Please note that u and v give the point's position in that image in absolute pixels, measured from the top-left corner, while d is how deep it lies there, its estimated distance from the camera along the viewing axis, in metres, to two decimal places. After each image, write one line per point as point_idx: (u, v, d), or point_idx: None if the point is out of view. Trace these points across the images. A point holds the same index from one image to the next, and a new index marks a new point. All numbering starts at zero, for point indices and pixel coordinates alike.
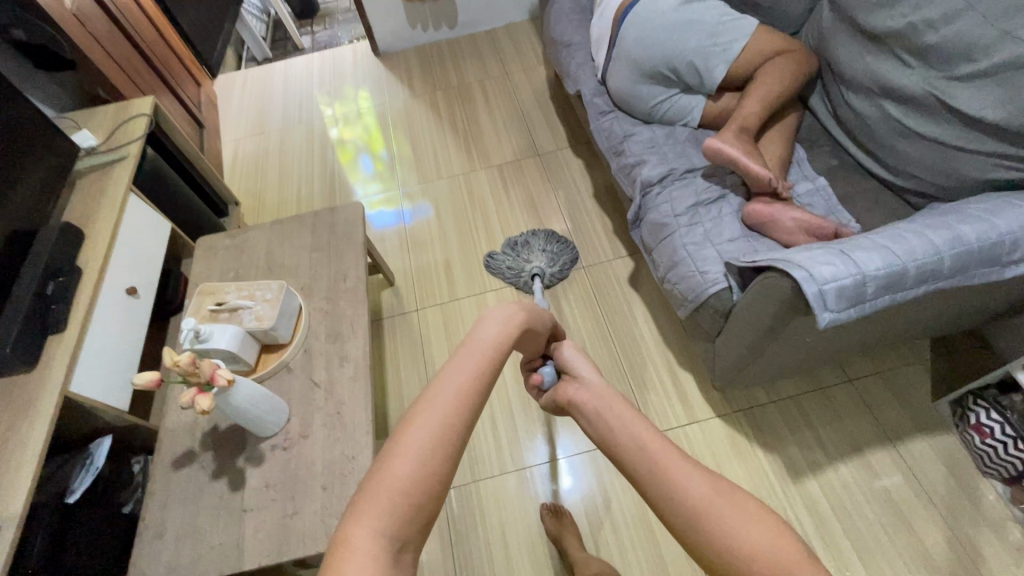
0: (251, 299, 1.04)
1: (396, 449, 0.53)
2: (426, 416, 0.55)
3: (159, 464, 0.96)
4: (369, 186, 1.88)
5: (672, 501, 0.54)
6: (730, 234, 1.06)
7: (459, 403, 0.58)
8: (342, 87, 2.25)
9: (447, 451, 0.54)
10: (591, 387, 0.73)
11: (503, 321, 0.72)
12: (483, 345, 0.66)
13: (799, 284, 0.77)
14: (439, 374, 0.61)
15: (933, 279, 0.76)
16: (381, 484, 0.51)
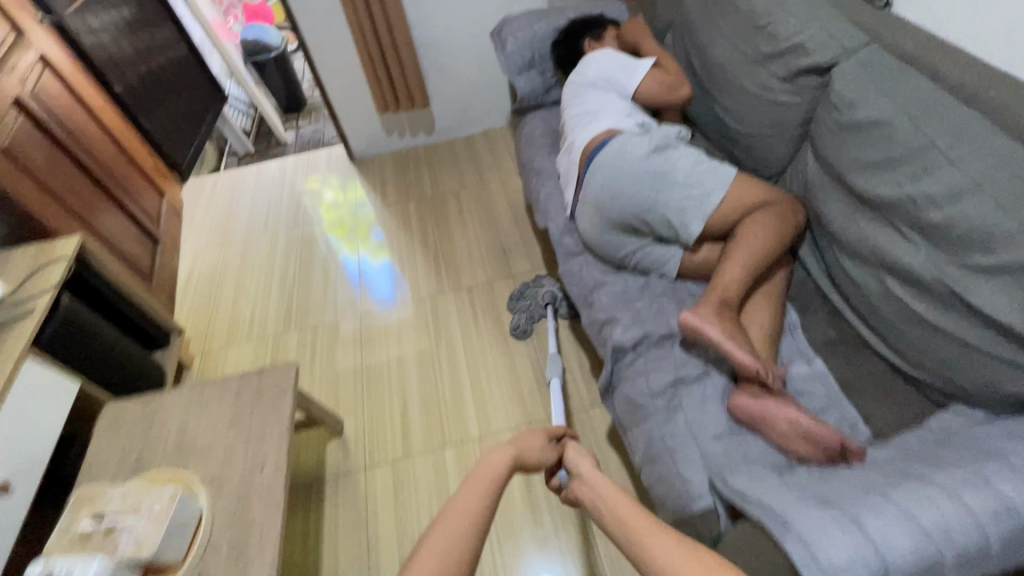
0: (136, 513, 0.85)
1: (422, 550, 0.69)
2: (437, 539, 0.70)
3: None
4: (349, 271, 1.83)
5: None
6: (713, 428, 0.89)
7: (466, 525, 0.72)
8: (339, 170, 2.24)
9: (464, 559, 0.69)
10: (592, 483, 0.81)
11: (502, 451, 0.84)
12: (485, 473, 0.81)
13: (799, 569, 0.58)
14: (447, 504, 0.75)
15: (976, 564, 0.58)
16: None
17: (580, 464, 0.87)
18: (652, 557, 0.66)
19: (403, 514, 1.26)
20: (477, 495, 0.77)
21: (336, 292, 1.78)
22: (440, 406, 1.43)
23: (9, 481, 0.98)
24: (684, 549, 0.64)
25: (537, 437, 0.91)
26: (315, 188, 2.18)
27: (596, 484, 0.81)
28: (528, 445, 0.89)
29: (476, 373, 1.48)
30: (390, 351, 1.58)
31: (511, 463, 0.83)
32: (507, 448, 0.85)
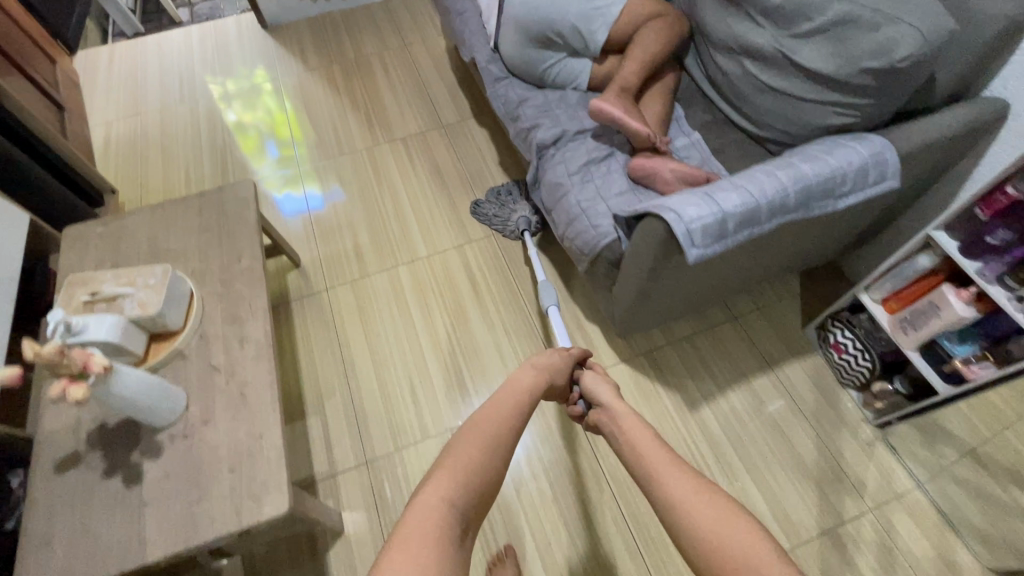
0: (133, 285, 0.97)
1: (470, 434, 0.78)
2: (475, 438, 0.77)
3: (40, 470, 0.89)
4: (274, 176, 1.75)
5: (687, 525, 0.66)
6: (618, 188, 1.13)
7: (503, 429, 0.80)
8: (234, 66, 2.06)
9: (495, 453, 0.76)
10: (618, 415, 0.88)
11: (529, 373, 0.94)
12: (520, 395, 0.88)
13: (669, 225, 0.84)
14: (485, 410, 0.83)
15: (780, 212, 0.86)
16: (451, 464, 0.73)
17: (602, 394, 0.95)
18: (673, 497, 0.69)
19: (367, 320, 1.45)
20: (508, 404, 0.86)
21: (267, 190, 1.72)
22: (389, 237, 1.59)
23: None
24: (691, 482, 0.70)
25: (558, 361, 1.00)
26: (223, 86, 2.00)
27: (617, 411, 0.90)
28: (552, 370, 0.98)
29: (419, 208, 1.64)
30: (333, 198, 1.69)
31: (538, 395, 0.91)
32: (534, 372, 0.95)
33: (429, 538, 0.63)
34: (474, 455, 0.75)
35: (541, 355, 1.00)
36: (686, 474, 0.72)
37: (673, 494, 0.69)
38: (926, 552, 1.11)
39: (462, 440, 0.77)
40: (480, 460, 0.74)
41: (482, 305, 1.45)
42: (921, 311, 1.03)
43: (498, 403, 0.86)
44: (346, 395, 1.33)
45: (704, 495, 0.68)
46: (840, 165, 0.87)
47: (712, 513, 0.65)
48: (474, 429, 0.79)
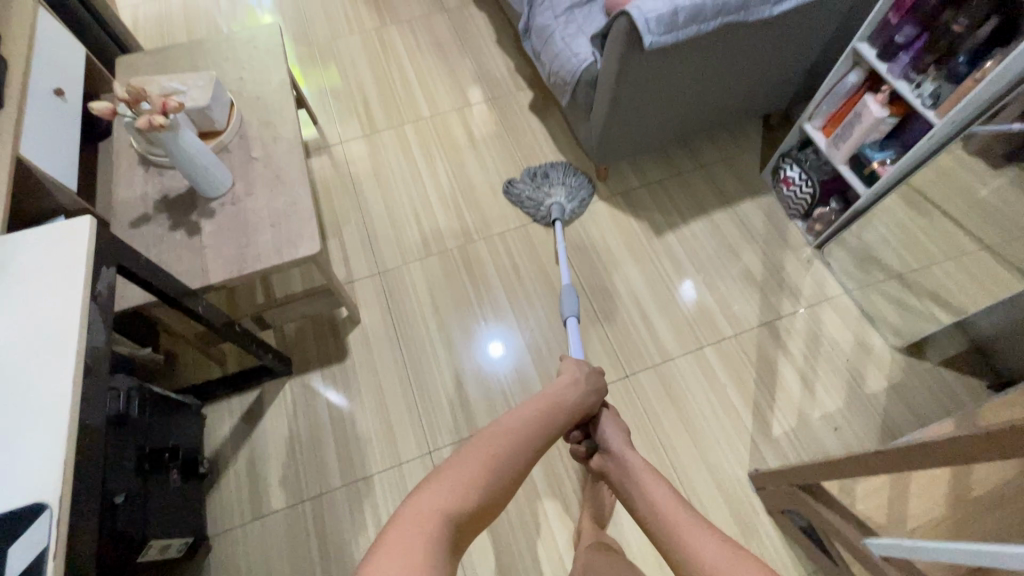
0: (184, 85, 1.15)
1: (483, 442, 0.74)
2: (486, 450, 0.72)
3: (118, 226, 1.10)
4: (311, 90, 1.81)
5: None
6: (598, 24, 1.30)
7: (519, 448, 0.76)
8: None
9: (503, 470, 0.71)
10: (633, 465, 0.82)
11: (561, 390, 0.89)
12: (548, 416, 0.84)
13: (631, 19, 1.02)
14: (505, 421, 0.79)
15: (723, 11, 1.04)
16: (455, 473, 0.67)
17: (615, 441, 0.89)
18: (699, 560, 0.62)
19: (377, 167, 1.64)
20: (531, 425, 0.80)
21: (313, 104, 1.78)
22: (396, 103, 1.76)
23: (61, 90, 1.21)
24: (725, 549, 0.62)
25: (591, 380, 0.95)
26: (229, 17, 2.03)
27: (632, 462, 0.83)
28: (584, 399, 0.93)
29: (423, 78, 1.81)
30: (347, 72, 1.85)
31: (565, 419, 0.86)
32: (567, 388, 0.90)
33: (416, 542, 0.55)
34: (475, 472, 0.68)
35: (568, 372, 0.94)
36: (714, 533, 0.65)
37: (707, 559, 0.61)
38: (847, 338, 1.33)
39: (466, 453, 0.71)
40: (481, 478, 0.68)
41: (480, 157, 1.64)
42: (849, 123, 1.22)
43: (516, 415, 0.81)
44: (360, 225, 1.53)
45: (741, 556, 0.60)
46: None
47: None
48: (482, 446, 0.73)
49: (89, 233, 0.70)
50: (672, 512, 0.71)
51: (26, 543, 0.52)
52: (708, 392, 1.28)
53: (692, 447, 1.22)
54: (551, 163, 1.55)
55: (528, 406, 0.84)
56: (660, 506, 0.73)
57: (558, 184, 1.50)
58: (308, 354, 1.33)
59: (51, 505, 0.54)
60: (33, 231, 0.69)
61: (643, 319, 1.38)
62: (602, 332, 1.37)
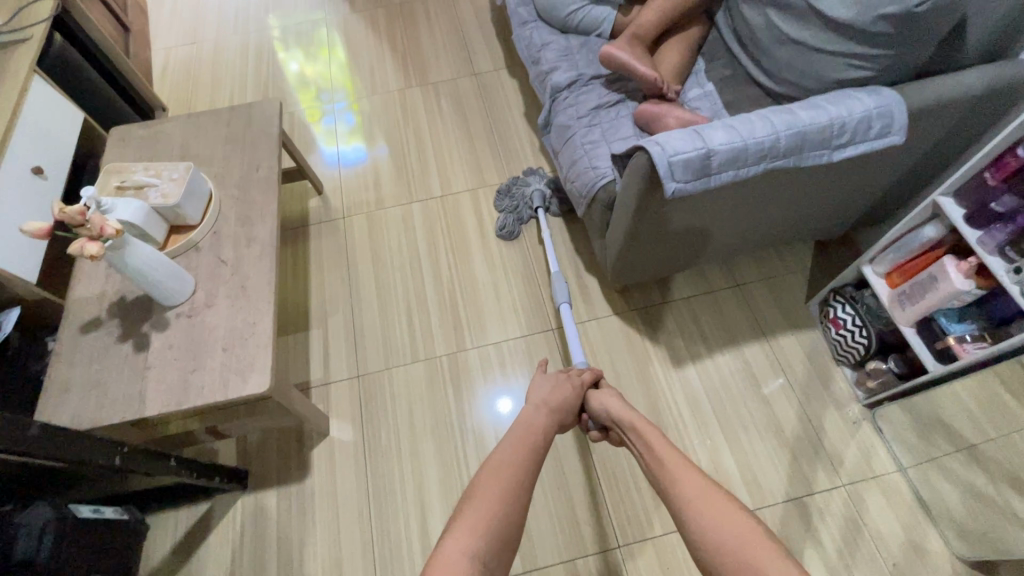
0: (158, 177, 1.06)
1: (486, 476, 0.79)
2: (491, 483, 0.77)
3: (67, 330, 1.01)
4: (324, 131, 1.77)
5: (701, 531, 0.69)
6: (624, 133, 1.13)
7: (518, 470, 0.80)
8: (299, 9, 2.12)
9: (510, 493, 0.76)
10: (635, 423, 0.90)
11: (543, 408, 0.94)
12: (535, 433, 0.89)
13: (653, 158, 0.84)
14: (499, 452, 0.84)
15: (769, 156, 0.85)
16: (469, 513, 0.72)
17: (612, 405, 0.96)
18: (690, 502, 0.72)
19: (377, 247, 1.52)
20: (521, 446, 0.85)
21: (347, 135, 1.75)
22: (409, 176, 1.65)
23: (41, 168, 1.15)
24: (716, 496, 0.71)
25: (571, 390, 1.00)
26: (269, 50, 2.01)
27: (629, 422, 0.92)
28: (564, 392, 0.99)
29: (440, 150, 1.69)
30: (363, 135, 1.75)
31: (550, 432, 0.91)
32: (547, 410, 0.94)
33: None
34: (487, 510, 0.73)
35: (546, 385, 1.00)
36: (701, 474, 0.76)
37: (698, 506, 0.71)
38: (895, 534, 1.09)
39: (477, 490, 0.76)
40: (498, 511, 0.73)
41: (488, 247, 1.49)
42: (920, 284, 0.99)
43: (506, 445, 0.85)
44: (348, 315, 1.41)
45: (715, 498, 0.71)
46: (842, 114, 0.85)
47: (728, 521, 0.67)
48: (487, 478, 0.78)
49: None
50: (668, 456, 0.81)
51: None
52: None
53: None
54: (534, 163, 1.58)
55: (513, 433, 0.88)
56: (656, 456, 0.82)
57: (537, 175, 1.51)
58: (266, 467, 1.21)
59: None
60: None
61: None
62: (596, 481, 1.18)
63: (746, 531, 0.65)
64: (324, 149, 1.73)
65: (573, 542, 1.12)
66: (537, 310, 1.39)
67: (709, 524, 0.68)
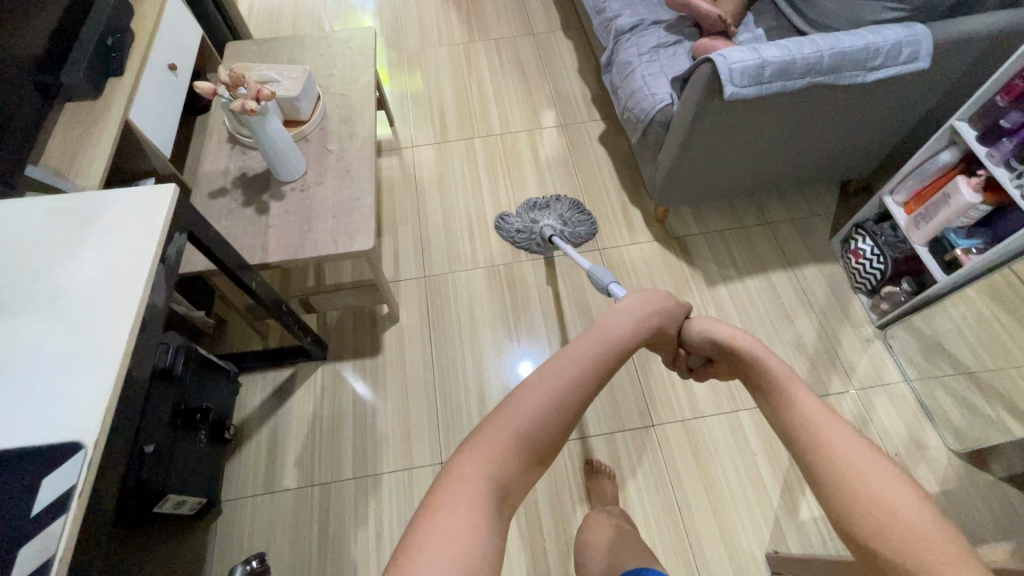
0: (280, 75, 1.23)
1: (537, 375, 0.58)
2: (542, 387, 0.56)
3: (198, 194, 1.18)
4: (394, 88, 1.92)
5: (852, 514, 0.44)
6: (680, 67, 1.30)
7: (576, 382, 0.58)
8: None
9: (561, 408, 0.56)
10: (763, 356, 0.67)
11: (631, 316, 0.72)
12: (608, 341, 0.65)
13: (715, 66, 1.00)
14: (559, 351, 0.62)
15: (813, 71, 1.01)
16: (500, 422, 0.54)
17: (719, 332, 0.77)
18: (831, 458, 0.48)
19: (442, 174, 1.69)
20: (591, 351, 0.62)
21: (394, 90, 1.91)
22: (471, 116, 1.82)
23: (174, 66, 1.34)
24: (876, 458, 0.46)
25: (669, 305, 0.79)
26: (333, 15, 2.18)
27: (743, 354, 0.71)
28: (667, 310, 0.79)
29: (500, 96, 1.86)
30: (430, 79, 1.93)
31: (632, 346, 0.67)
32: (636, 319, 0.73)
33: (459, 510, 0.46)
34: (526, 425, 0.53)
35: (641, 294, 0.79)
36: (851, 425, 0.51)
37: (851, 470, 0.46)
38: (899, 431, 1.23)
39: (519, 399, 0.55)
40: (540, 421, 0.54)
41: (543, 180, 1.66)
42: (934, 204, 1.14)
43: (572, 349, 0.62)
44: (416, 227, 1.57)
45: (894, 475, 0.45)
46: (877, 40, 1.00)
47: (900, 510, 0.42)
48: (534, 383, 0.57)
49: (170, 201, 0.76)
50: (810, 400, 0.56)
51: (59, 476, 0.55)
52: (736, 460, 1.21)
53: (709, 512, 1.16)
54: (555, 196, 1.57)
55: (583, 333, 0.66)
56: (788, 406, 0.57)
57: (552, 213, 1.51)
58: (345, 342, 1.38)
59: (86, 446, 0.58)
60: (122, 191, 0.76)
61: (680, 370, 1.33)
62: (634, 375, 1.33)
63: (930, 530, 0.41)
64: None
65: (612, 420, 1.28)
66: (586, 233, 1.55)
67: (872, 505, 0.43)
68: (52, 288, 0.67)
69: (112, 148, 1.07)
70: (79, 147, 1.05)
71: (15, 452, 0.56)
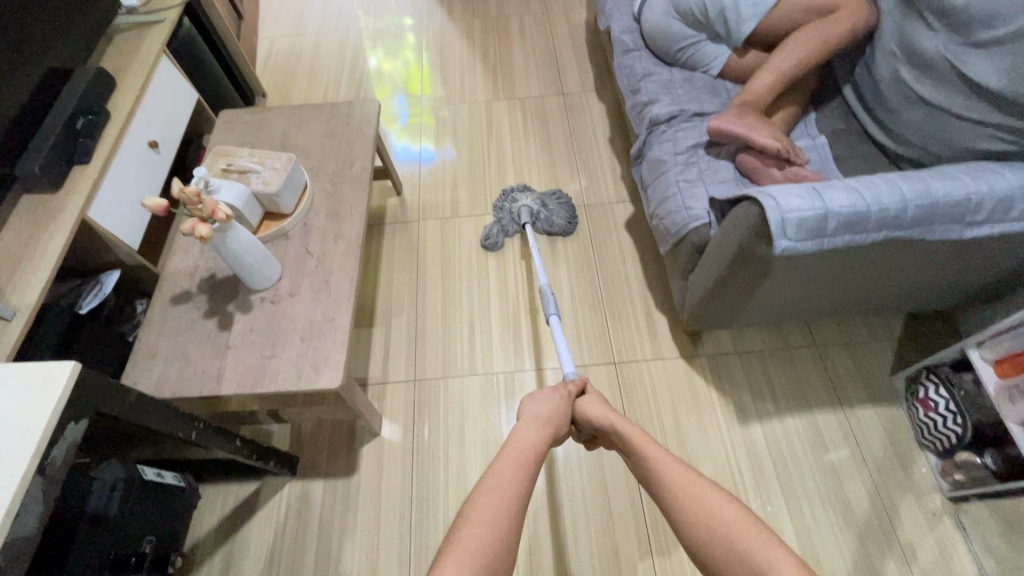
0: (261, 165, 1.10)
1: (473, 507, 0.68)
2: (482, 513, 0.66)
3: (159, 298, 1.06)
4: (406, 147, 1.78)
5: (709, 531, 0.65)
6: (723, 177, 1.10)
7: (508, 499, 0.69)
8: (387, 10, 2.21)
9: (508, 528, 0.66)
10: (617, 419, 0.86)
11: (534, 427, 0.83)
12: (521, 455, 0.77)
13: (765, 212, 0.80)
14: (483, 477, 0.72)
15: (893, 225, 0.80)
16: (457, 549, 0.63)
17: (594, 408, 0.90)
18: (676, 492, 0.71)
19: (447, 254, 1.53)
20: (512, 468, 0.74)
21: (415, 134, 1.81)
22: (485, 187, 1.66)
23: (156, 142, 1.23)
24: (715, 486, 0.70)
25: (559, 402, 0.90)
26: (359, 52, 2.08)
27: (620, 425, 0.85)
28: (547, 408, 0.88)
29: (520, 165, 1.69)
30: (446, 141, 1.78)
31: (541, 449, 0.80)
32: (538, 426, 0.84)
33: None
34: (480, 540, 0.64)
35: (530, 399, 0.90)
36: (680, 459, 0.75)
37: (688, 497, 0.69)
38: None
39: (467, 518, 0.66)
40: (489, 539, 0.64)
41: (557, 270, 1.48)
42: None
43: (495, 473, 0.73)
44: (412, 319, 1.42)
45: (707, 489, 0.69)
46: (978, 190, 0.79)
47: (730, 514, 0.66)
48: (471, 512, 0.67)
49: (64, 388, 0.62)
50: (655, 457, 0.77)
51: None
52: None
53: None
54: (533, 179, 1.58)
55: (498, 455, 0.77)
56: (663, 479, 0.74)
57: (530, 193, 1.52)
58: (317, 456, 1.23)
59: None
60: (15, 370, 0.63)
61: None
62: (643, 528, 1.14)
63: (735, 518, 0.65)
64: (398, 146, 1.78)
65: None
66: (600, 340, 1.36)
67: (715, 523, 0.65)
68: None
69: (61, 255, 0.94)
70: (24, 254, 0.93)
71: None
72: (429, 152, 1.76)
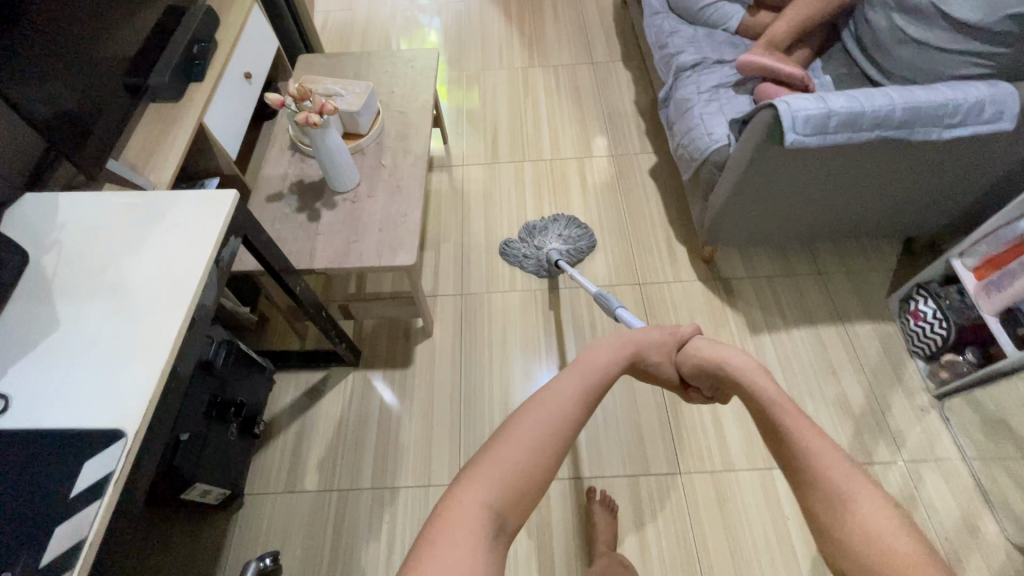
0: (344, 89, 1.28)
1: (527, 416, 0.70)
2: (532, 424, 0.69)
3: (256, 197, 1.24)
4: (451, 107, 1.97)
5: (859, 546, 0.55)
6: (741, 108, 1.28)
7: (561, 418, 0.71)
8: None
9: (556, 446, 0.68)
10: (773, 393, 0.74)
11: (607, 349, 0.86)
12: (588, 374, 0.79)
13: (777, 112, 0.97)
14: (544, 394, 0.74)
15: (883, 125, 0.97)
16: (498, 456, 0.66)
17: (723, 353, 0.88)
18: (834, 492, 0.59)
19: (490, 194, 1.71)
20: (575, 386, 0.76)
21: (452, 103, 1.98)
22: (523, 139, 1.84)
23: (248, 74, 1.42)
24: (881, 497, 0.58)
25: (650, 335, 0.92)
26: (400, 29, 2.28)
27: (742, 367, 0.83)
28: (645, 341, 0.91)
29: (554, 121, 1.88)
30: (486, 100, 1.97)
31: (610, 374, 0.82)
32: (613, 350, 0.86)
33: (465, 527, 0.58)
34: (523, 454, 0.66)
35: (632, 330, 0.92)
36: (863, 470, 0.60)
37: (858, 507, 0.57)
38: (951, 513, 1.14)
39: (507, 434, 0.69)
40: (532, 452, 0.67)
41: (588, 208, 1.65)
42: (1008, 272, 1.07)
43: (557, 391, 0.74)
44: (459, 246, 1.59)
45: (826, 447, 0.64)
46: (954, 96, 0.96)
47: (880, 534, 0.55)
48: (524, 419, 0.70)
49: (228, 207, 0.80)
50: (819, 453, 0.63)
51: (100, 462, 0.57)
52: (766, 520, 1.15)
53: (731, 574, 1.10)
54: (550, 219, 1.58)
55: (568, 369, 0.80)
56: (828, 486, 0.60)
57: (553, 235, 1.53)
58: (378, 352, 1.40)
59: (126, 435, 0.59)
60: (185, 195, 0.81)
61: (714, 417, 1.28)
62: (665, 418, 1.29)
63: (876, 512, 0.56)
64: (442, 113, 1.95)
65: (637, 462, 1.24)
66: (627, 266, 1.52)
67: (864, 538, 0.55)
68: (118, 279, 0.71)
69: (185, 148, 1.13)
70: (156, 145, 1.12)
71: (65, 436, 0.59)
72: (471, 110, 1.95)
